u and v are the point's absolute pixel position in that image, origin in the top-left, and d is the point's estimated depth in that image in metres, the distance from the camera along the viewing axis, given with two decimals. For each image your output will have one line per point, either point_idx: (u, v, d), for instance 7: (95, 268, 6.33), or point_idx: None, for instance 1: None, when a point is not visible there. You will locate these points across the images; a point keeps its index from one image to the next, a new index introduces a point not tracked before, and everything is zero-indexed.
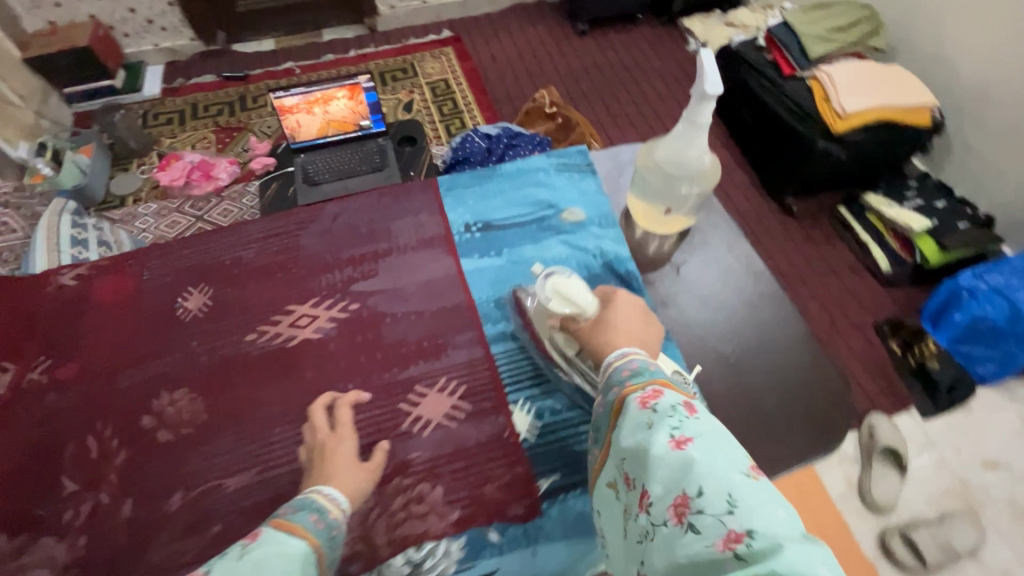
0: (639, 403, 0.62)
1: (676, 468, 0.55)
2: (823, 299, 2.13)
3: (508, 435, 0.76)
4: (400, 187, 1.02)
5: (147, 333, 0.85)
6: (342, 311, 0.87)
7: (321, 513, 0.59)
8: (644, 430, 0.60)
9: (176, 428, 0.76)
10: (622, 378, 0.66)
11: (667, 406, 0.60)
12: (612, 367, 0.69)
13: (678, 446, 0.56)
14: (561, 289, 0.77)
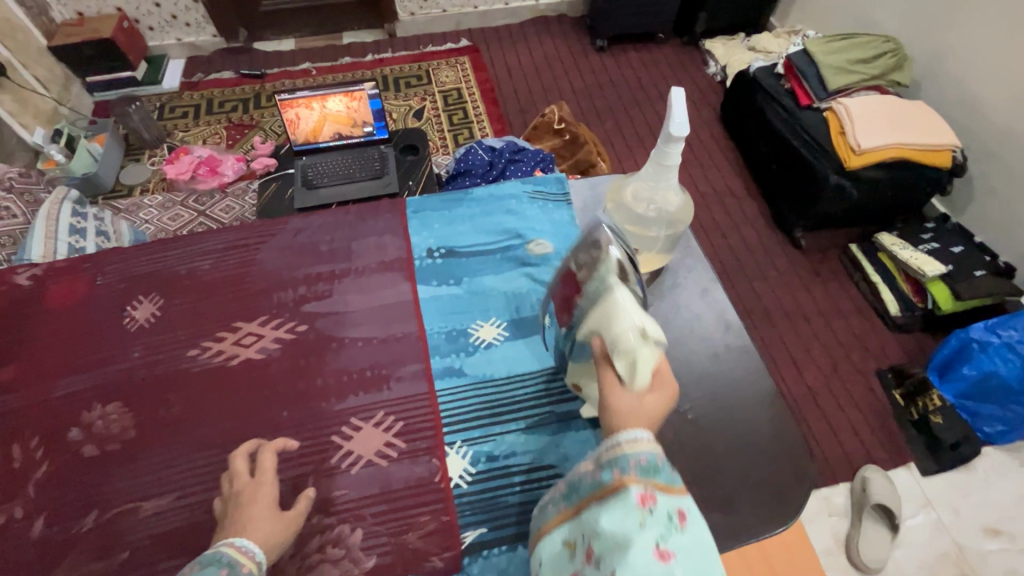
0: (637, 497, 0.56)
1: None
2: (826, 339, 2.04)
3: (439, 480, 0.72)
4: (367, 206, 1.00)
5: (91, 342, 0.84)
6: (288, 332, 0.84)
7: (231, 567, 0.57)
8: (633, 528, 0.54)
9: (102, 443, 0.75)
10: (628, 464, 0.58)
11: (665, 513, 0.55)
12: (616, 447, 0.60)
13: (662, 560, 0.52)
14: (630, 350, 0.64)
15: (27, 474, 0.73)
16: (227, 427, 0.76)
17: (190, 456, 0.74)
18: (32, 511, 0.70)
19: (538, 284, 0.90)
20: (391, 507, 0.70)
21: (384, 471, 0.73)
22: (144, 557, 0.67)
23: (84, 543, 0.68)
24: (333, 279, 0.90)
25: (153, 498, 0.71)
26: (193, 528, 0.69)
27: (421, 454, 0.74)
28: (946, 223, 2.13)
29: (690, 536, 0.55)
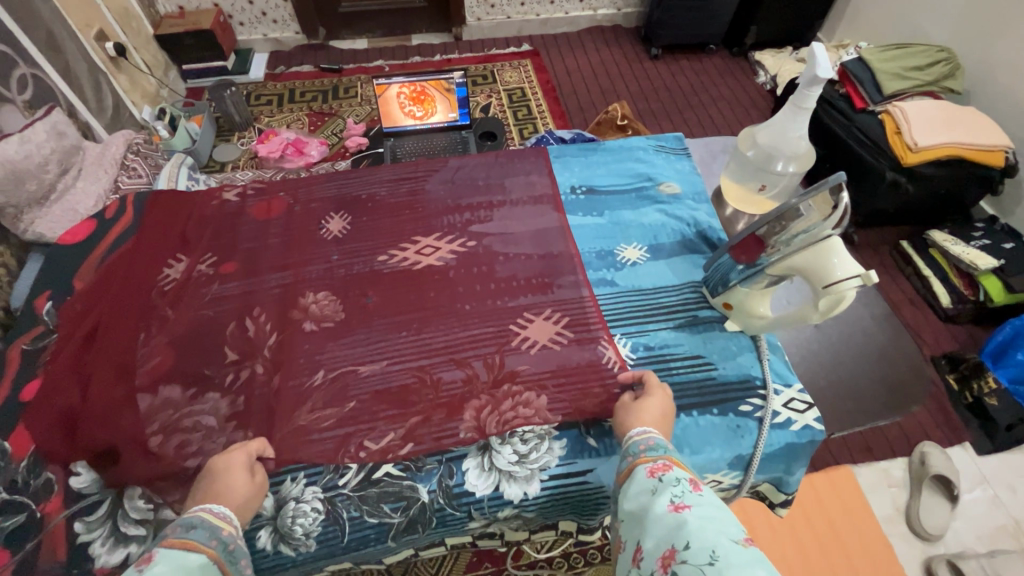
0: (647, 472, 0.64)
1: (669, 526, 0.57)
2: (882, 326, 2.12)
3: (608, 362, 0.84)
4: (511, 152, 1.14)
5: (295, 245, 0.98)
6: (460, 246, 0.99)
7: (216, 529, 0.62)
8: (649, 493, 0.62)
9: (319, 321, 0.89)
10: (635, 449, 0.68)
11: (675, 478, 0.62)
12: (629, 442, 0.71)
13: (676, 511, 0.58)
14: (832, 292, 0.69)
15: (261, 340, 0.87)
16: (421, 314, 0.90)
17: (393, 334, 0.87)
18: (269, 368, 0.84)
19: (671, 217, 1.02)
20: (569, 379, 0.83)
21: (558, 353, 0.86)
22: (368, 406, 0.80)
23: (317, 393, 0.81)
24: (492, 208, 1.04)
25: (367, 364, 0.84)
26: (405, 387, 0.82)
27: (588, 341, 0.87)
28: (996, 223, 2.24)
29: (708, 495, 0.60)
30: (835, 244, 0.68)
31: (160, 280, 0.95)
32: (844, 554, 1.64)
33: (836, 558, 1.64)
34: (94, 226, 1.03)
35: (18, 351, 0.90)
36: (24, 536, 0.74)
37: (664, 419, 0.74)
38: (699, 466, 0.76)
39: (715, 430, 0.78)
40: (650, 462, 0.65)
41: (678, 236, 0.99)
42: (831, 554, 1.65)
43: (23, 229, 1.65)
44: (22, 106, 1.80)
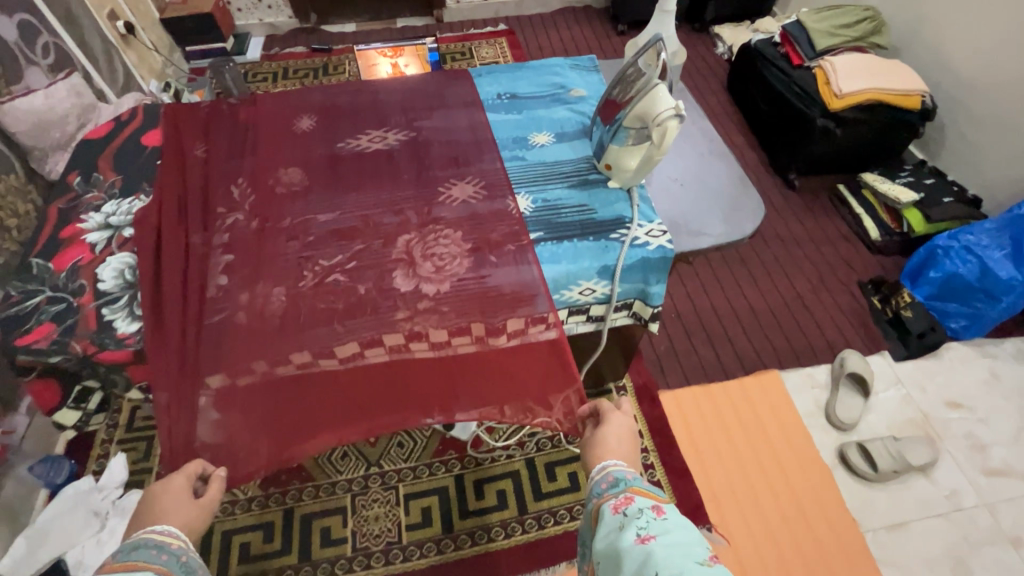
0: (613, 509, 0.73)
1: (637, 557, 0.63)
2: (792, 226, 2.44)
3: (511, 208, 1.08)
4: (451, 72, 1.38)
5: (271, 137, 1.23)
6: (404, 136, 1.23)
7: (160, 546, 0.69)
8: (619, 530, 0.69)
9: (290, 186, 1.13)
10: (600, 489, 0.78)
11: (639, 510, 0.70)
12: (593, 482, 0.80)
13: (643, 541, 0.65)
14: (662, 125, 0.95)
15: (241, 199, 1.11)
16: (372, 179, 1.14)
17: (346, 194, 1.12)
18: (248, 216, 1.07)
19: (577, 113, 1.26)
20: (482, 219, 1.07)
21: (474, 204, 1.09)
22: (326, 239, 1.04)
23: (286, 231, 1.05)
24: (432, 110, 1.29)
25: (326, 214, 1.08)
26: (355, 227, 1.06)
27: (498, 196, 1.10)
28: (924, 165, 2.46)
29: (670, 520, 0.67)
30: (662, 91, 0.96)
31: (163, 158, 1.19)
32: (768, 443, 1.84)
33: (761, 446, 1.84)
34: (112, 126, 1.26)
35: (55, 208, 1.11)
36: (64, 315, 0.96)
37: (622, 444, 0.87)
38: (573, 271, 1.00)
39: (589, 250, 1.02)
40: (614, 499, 0.73)
41: (579, 125, 1.23)
42: (759, 444, 1.85)
43: (49, 169, 1.92)
44: (45, 68, 2.07)
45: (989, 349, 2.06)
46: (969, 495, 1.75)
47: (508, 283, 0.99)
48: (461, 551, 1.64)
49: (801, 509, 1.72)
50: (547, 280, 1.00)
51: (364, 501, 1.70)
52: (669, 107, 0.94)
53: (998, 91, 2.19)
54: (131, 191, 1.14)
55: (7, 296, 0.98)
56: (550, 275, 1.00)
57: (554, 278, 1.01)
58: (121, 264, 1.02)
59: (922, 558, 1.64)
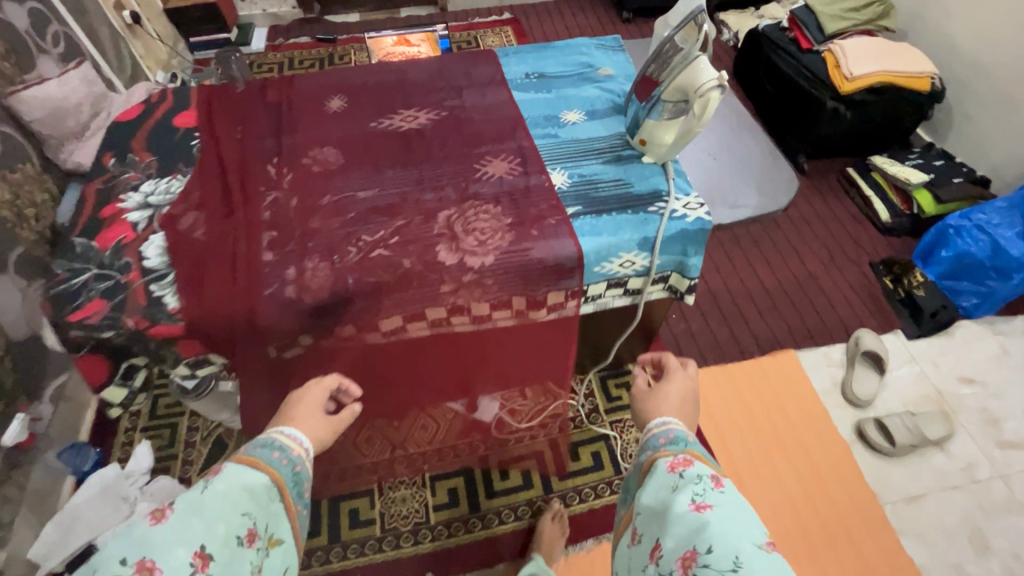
0: (671, 467, 0.88)
1: (691, 527, 0.77)
2: (803, 208, 2.47)
3: (547, 185, 1.09)
4: (476, 52, 1.38)
5: (304, 117, 1.22)
6: (436, 115, 1.23)
7: (284, 450, 0.91)
8: (672, 491, 0.84)
9: (326, 165, 1.13)
10: (660, 444, 0.95)
11: (695, 480, 0.84)
12: (654, 435, 0.98)
13: (698, 509, 0.79)
14: (702, 95, 0.96)
15: (279, 178, 1.11)
16: (407, 158, 1.14)
17: (383, 171, 1.12)
18: (288, 194, 1.08)
19: (606, 91, 1.27)
20: (521, 195, 1.08)
21: (511, 180, 1.10)
22: (365, 215, 1.05)
23: (326, 208, 1.05)
24: (461, 90, 1.29)
25: (363, 191, 1.09)
26: (394, 204, 1.06)
27: (534, 173, 1.11)
28: (932, 147, 2.48)
29: (723, 496, 0.81)
30: (702, 61, 0.96)
31: (194, 138, 1.17)
32: (783, 418, 1.88)
33: (776, 420, 1.87)
34: (142, 108, 1.25)
35: (92, 189, 1.09)
36: (116, 290, 0.93)
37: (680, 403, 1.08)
38: (614, 244, 1.01)
39: (627, 223, 1.03)
40: (674, 460, 0.88)
41: (609, 103, 1.24)
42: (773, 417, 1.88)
43: (65, 159, 1.90)
44: (57, 58, 2.06)
45: (1000, 326, 2.09)
46: (984, 467, 1.78)
47: (551, 255, 0.99)
48: (489, 529, 1.66)
49: (821, 482, 1.75)
50: (586, 250, 1.00)
51: (391, 483, 1.73)
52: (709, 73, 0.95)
53: (1006, 71, 2.21)
54: (168, 171, 1.12)
55: (55, 275, 0.97)
56: (590, 247, 1.00)
57: (593, 250, 1.01)
58: (165, 242, 1.00)
59: (939, 528, 1.68)
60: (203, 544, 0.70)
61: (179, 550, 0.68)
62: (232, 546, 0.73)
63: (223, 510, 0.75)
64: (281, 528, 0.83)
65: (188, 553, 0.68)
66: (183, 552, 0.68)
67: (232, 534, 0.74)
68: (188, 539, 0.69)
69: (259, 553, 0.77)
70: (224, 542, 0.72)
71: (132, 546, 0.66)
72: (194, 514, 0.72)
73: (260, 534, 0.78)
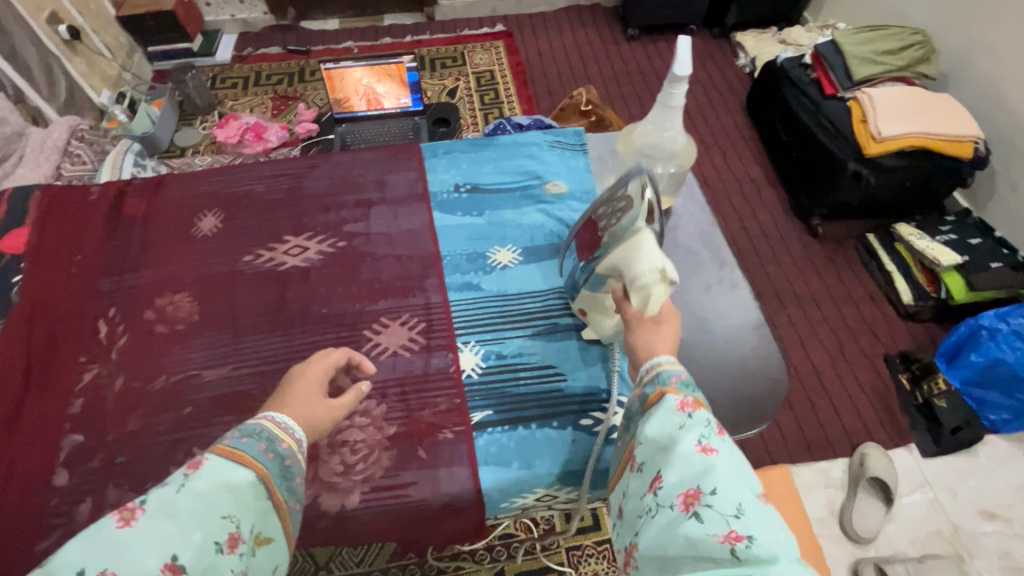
0: (676, 400, 0.60)
1: (696, 467, 0.54)
2: (811, 283, 2.16)
3: (453, 370, 0.83)
4: (397, 147, 1.09)
5: (162, 243, 0.96)
6: (330, 247, 0.96)
7: (272, 443, 0.59)
8: (674, 426, 0.58)
9: (172, 322, 0.87)
10: (667, 374, 0.63)
11: (704, 417, 0.58)
12: (656, 369, 0.63)
13: (703, 450, 0.55)
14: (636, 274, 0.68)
15: (108, 343, 0.85)
16: (278, 316, 0.88)
17: (244, 338, 0.86)
18: (113, 371, 0.83)
19: (552, 218, 0.99)
20: (414, 387, 0.81)
21: (406, 360, 0.84)
22: (204, 411, 0.79)
23: (156, 397, 0.80)
24: (369, 207, 1.02)
25: (211, 369, 0.83)
26: (245, 394, 0.81)
27: (438, 349, 0.85)
28: (968, 217, 2.14)
29: (733, 440, 0.57)
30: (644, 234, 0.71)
31: (15, 274, 0.92)
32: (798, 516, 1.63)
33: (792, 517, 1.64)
34: None
35: None
36: None
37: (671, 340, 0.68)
38: (525, 480, 0.74)
39: (549, 445, 0.76)
40: (682, 392, 0.60)
41: (554, 239, 0.96)
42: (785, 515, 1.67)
43: None
44: None
45: None
46: None
47: (437, 495, 0.73)
48: None
49: None
50: (487, 487, 0.74)
51: None
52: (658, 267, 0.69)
53: None
54: None
55: None
56: (493, 482, 0.74)
57: (498, 486, 0.74)
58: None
59: None
60: (176, 553, 0.46)
61: (144, 564, 0.45)
62: (210, 559, 0.48)
63: (196, 509, 0.50)
64: (273, 525, 0.55)
65: (156, 565, 0.45)
66: (148, 563, 0.45)
67: (210, 540, 0.49)
68: (147, 546, 0.46)
69: (246, 561, 0.51)
70: (198, 551, 0.48)
71: (93, 553, 0.45)
72: (165, 521, 0.48)
73: (248, 537, 0.52)
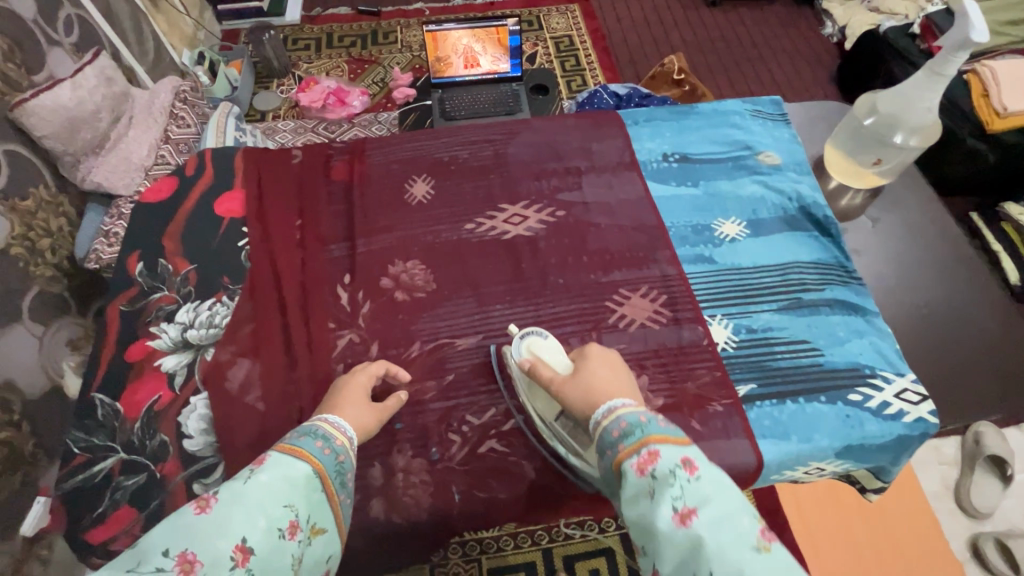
0: (635, 468, 0.51)
1: (683, 548, 0.46)
2: None
3: (707, 343, 0.82)
4: (596, 115, 1.07)
5: (380, 209, 0.95)
6: (550, 216, 0.94)
7: (326, 439, 0.60)
8: (645, 501, 0.49)
9: (411, 290, 0.87)
10: (614, 438, 0.55)
11: (669, 471, 0.50)
12: (601, 429, 0.57)
13: (683, 522, 0.47)
14: (540, 347, 0.74)
15: (354, 310, 0.85)
16: (519, 287, 0.87)
17: (488, 307, 0.85)
18: (366, 337, 0.82)
19: (771, 190, 0.97)
20: (673, 358, 0.81)
21: (657, 332, 0.83)
22: (468, 380, 0.79)
23: (416, 364, 0.80)
24: (580, 176, 0.99)
25: (463, 337, 0.83)
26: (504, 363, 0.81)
27: (686, 321, 0.84)
28: None
29: (709, 483, 0.49)
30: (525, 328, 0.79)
31: (241, 237, 0.91)
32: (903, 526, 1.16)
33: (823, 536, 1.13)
34: (175, 182, 0.97)
35: (115, 311, 0.85)
36: (146, 495, 0.70)
37: (609, 375, 0.66)
38: (804, 452, 0.74)
39: (823, 419, 0.76)
40: (635, 457, 0.51)
41: (778, 212, 0.94)
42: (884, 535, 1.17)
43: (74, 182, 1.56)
44: None
45: None
46: None
47: (722, 466, 0.73)
48: None
49: None
50: (770, 457, 0.74)
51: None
52: (530, 335, 0.77)
53: None
54: (210, 289, 0.86)
55: (69, 457, 0.73)
56: (775, 453, 0.74)
57: (779, 456, 0.74)
58: (210, 408, 0.76)
59: None
60: (245, 535, 0.47)
61: (219, 542, 0.46)
62: (274, 544, 0.48)
63: (261, 498, 0.50)
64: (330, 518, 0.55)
65: (228, 546, 0.46)
66: (222, 544, 0.46)
67: (271, 528, 0.49)
68: (225, 526, 0.47)
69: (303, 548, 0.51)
70: (265, 535, 0.48)
71: (178, 532, 0.46)
72: (237, 506, 0.48)
73: (306, 525, 0.52)
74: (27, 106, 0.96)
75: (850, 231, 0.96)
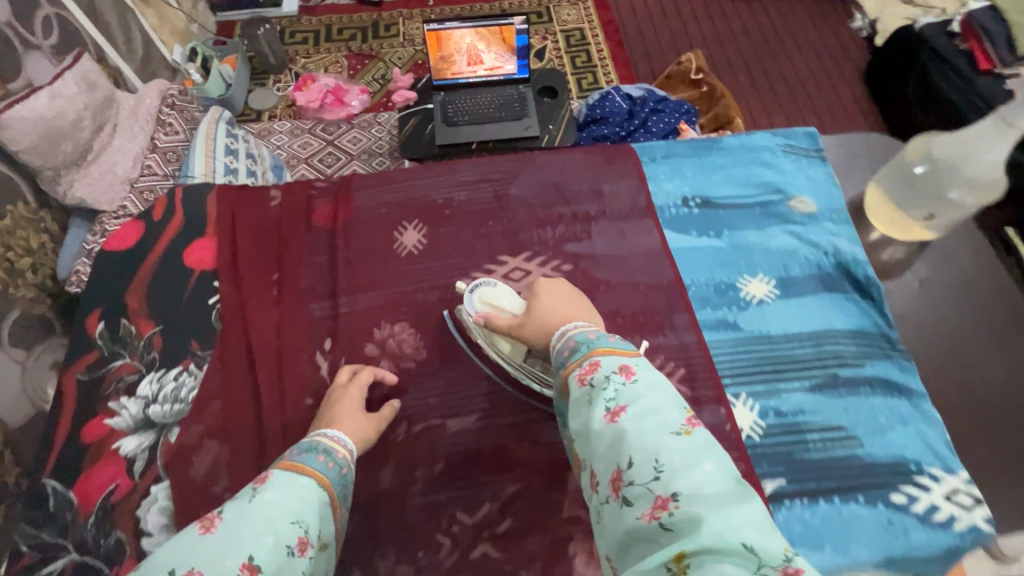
0: (575, 380, 0.50)
1: (608, 442, 0.44)
2: None
3: (730, 429, 0.72)
4: (608, 150, 0.96)
5: (366, 261, 0.85)
6: (555, 270, 0.84)
7: (328, 454, 0.57)
8: (580, 407, 0.48)
9: (398, 359, 0.78)
10: (561, 358, 0.54)
11: (604, 377, 0.48)
12: (554, 353, 0.56)
13: (612, 418, 0.45)
14: (489, 297, 0.73)
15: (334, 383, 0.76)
16: None
17: (484, 381, 0.76)
18: None
19: (805, 242, 0.86)
20: None
21: None
22: (459, 469, 0.71)
23: (403, 449, 0.72)
24: (589, 224, 0.89)
25: (455, 417, 0.74)
26: (501, 448, 0.72)
27: (708, 401, 0.74)
28: None
29: (644, 382, 0.47)
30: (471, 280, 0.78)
31: (212, 293, 0.82)
32: None
33: None
34: (142, 227, 0.89)
35: (72, 380, 0.77)
36: None
37: (563, 300, 0.64)
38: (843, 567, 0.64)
39: (861, 524, 0.67)
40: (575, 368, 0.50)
41: (812, 268, 0.84)
42: None
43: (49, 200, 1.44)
44: None
45: None
46: None
47: None
48: None
49: None
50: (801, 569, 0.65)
51: None
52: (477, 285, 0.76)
53: None
54: (176, 355, 0.78)
55: (17, 554, 0.66)
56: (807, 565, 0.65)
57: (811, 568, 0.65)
58: (172, 499, 0.68)
59: None
60: (253, 551, 0.42)
61: (226, 560, 0.41)
62: (284, 560, 0.44)
63: (268, 514, 0.46)
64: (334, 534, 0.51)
65: (236, 564, 0.41)
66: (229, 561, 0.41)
67: (279, 544, 0.45)
68: (231, 543, 0.42)
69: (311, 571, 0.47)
70: (274, 551, 0.44)
71: (181, 554, 0.41)
72: (243, 523, 0.44)
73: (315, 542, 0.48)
74: (0, 118, 0.85)
75: (893, 292, 0.86)
